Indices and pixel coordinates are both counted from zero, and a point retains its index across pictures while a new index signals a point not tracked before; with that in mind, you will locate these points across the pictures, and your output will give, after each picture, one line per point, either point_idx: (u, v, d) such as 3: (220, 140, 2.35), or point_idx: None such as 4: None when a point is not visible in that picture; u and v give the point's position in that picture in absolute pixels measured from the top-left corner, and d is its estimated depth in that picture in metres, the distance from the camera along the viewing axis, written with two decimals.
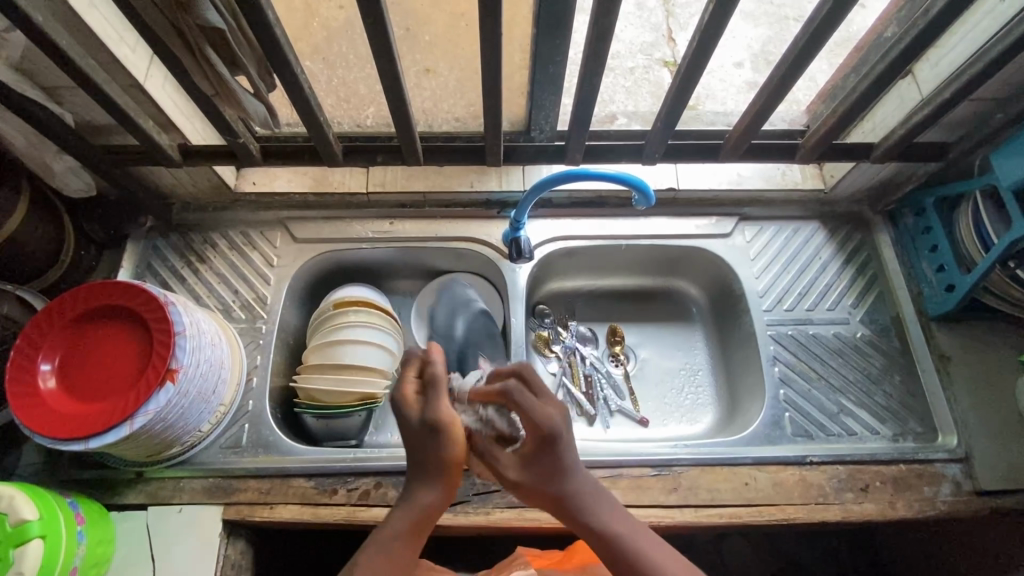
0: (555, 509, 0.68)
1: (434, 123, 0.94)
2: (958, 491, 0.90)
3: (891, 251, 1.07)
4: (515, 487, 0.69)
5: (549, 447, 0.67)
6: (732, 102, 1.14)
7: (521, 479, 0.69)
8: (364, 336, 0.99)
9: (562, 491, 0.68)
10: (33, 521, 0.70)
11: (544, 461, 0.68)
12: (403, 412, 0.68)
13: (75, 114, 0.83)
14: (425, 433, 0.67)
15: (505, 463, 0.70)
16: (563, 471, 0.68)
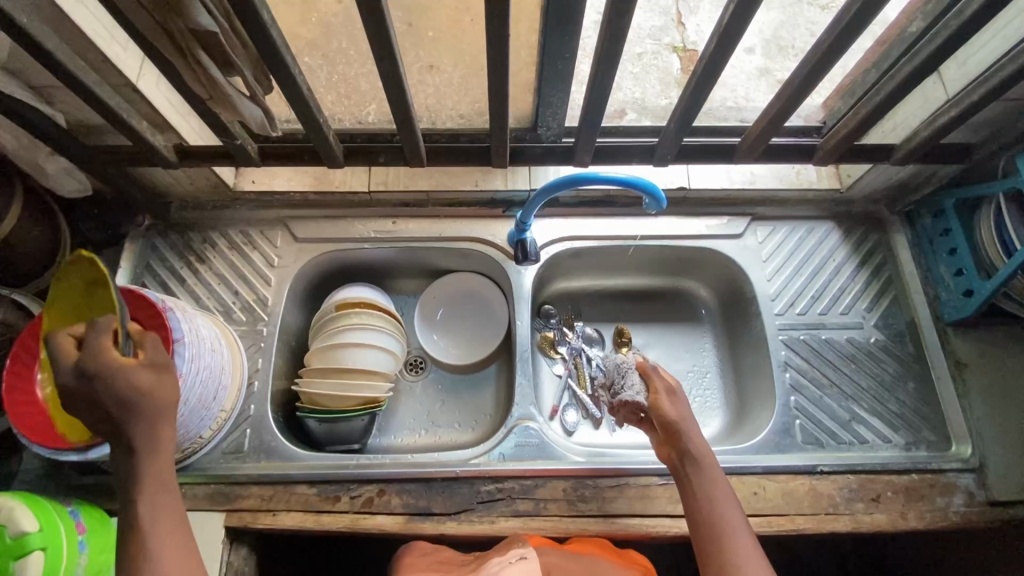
0: (686, 425, 0.76)
1: (438, 119, 0.93)
2: (971, 501, 0.88)
3: (907, 253, 1.04)
4: (665, 390, 0.80)
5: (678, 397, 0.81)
6: (744, 91, 1.06)
7: (672, 389, 0.81)
8: (367, 339, 0.97)
9: (694, 452, 0.74)
10: (32, 534, 0.70)
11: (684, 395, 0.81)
12: (68, 391, 0.59)
13: (66, 114, 0.80)
14: (114, 390, 0.58)
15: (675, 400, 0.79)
16: (700, 447, 0.75)
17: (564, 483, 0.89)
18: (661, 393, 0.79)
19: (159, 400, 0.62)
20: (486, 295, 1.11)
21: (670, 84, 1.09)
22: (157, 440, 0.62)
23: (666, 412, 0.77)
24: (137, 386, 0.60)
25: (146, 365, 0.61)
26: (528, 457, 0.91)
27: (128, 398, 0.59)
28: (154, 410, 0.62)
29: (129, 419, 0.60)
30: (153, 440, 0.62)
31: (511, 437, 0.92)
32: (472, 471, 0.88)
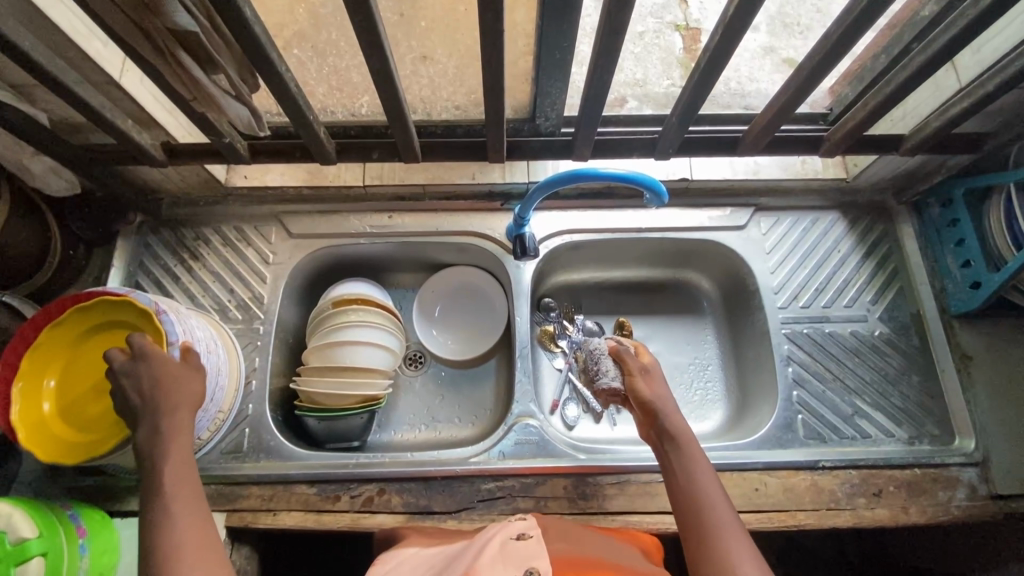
0: (663, 404, 0.74)
1: (433, 111, 0.90)
2: (973, 496, 0.88)
3: (914, 243, 1.02)
4: (640, 371, 0.79)
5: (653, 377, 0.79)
6: (746, 72, 0.97)
7: (647, 368, 0.80)
8: (365, 336, 0.96)
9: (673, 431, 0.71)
10: (32, 540, 0.70)
11: (660, 373, 0.81)
12: (119, 370, 0.66)
13: (49, 113, 0.78)
14: (159, 371, 0.67)
15: (650, 381, 0.78)
16: (676, 424, 0.72)
17: (565, 481, 0.88)
18: (637, 374, 0.79)
19: (182, 393, 0.68)
20: (484, 289, 1.10)
21: (672, 63, 0.98)
22: (180, 426, 0.66)
23: (641, 391, 0.77)
24: (173, 371, 0.68)
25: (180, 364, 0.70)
26: (528, 455, 0.90)
27: (163, 378, 0.67)
28: (180, 401, 0.68)
29: (159, 401, 0.66)
30: (177, 424, 0.66)
31: (510, 435, 0.92)
32: (472, 470, 0.88)
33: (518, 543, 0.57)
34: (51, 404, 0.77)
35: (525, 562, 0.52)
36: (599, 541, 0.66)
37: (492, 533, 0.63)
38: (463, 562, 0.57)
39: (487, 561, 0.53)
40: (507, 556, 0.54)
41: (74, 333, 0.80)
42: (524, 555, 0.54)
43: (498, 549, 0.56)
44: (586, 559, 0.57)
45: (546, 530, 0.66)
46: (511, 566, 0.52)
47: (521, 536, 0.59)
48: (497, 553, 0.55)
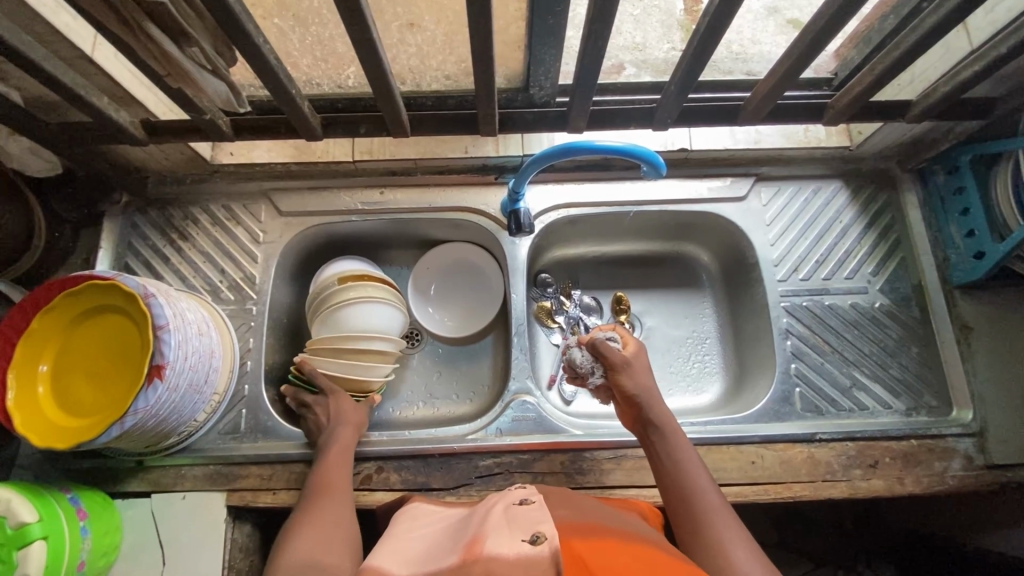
0: (647, 396, 0.76)
1: (422, 81, 0.86)
2: (969, 466, 0.88)
3: (917, 213, 1.00)
4: (620, 365, 0.78)
5: (627, 368, 0.78)
6: (748, 33, 0.88)
7: (627, 359, 0.79)
8: (374, 317, 0.93)
9: (654, 420, 0.74)
10: (34, 523, 0.70)
11: (642, 360, 0.80)
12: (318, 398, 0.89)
13: (20, 90, 0.74)
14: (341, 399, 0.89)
15: (630, 373, 0.78)
16: (660, 414, 0.75)
17: (562, 457, 0.89)
18: (619, 369, 0.78)
19: (353, 417, 0.87)
20: (479, 266, 1.08)
21: (672, 25, 0.86)
22: (348, 440, 0.84)
23: (626, 387, 0.77)
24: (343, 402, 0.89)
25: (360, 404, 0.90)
26: (526, 431, 0.91)
27: (342, 403, 0.88)
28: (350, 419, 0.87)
29: (339, 418, 0.86)
30: (346, 435, 0.84)
31: (507, 412, 0.92)
32: (470, 447, 0.88)
33: (521, 509, 0.58)
34: (45, 387, 0.77)
35: (532, 526, 0.53)
36: (600, 506, 0.67)
37: (492, 502, 0.63)
38: (470, 527, 0.58)
39: (493, 527, 0.54)
40: (514, 521, 0.55)
41: (65, 318, 0.79)
42: (529, 519, 0.55)
43: (502, 515, 0.57)
44: (591, 524, 0.57)
45: (548, 498, 0.66)
46: (519, 531, 0.52)
47: (524, 502, 0.60)
48: (503, 520, 0.56)
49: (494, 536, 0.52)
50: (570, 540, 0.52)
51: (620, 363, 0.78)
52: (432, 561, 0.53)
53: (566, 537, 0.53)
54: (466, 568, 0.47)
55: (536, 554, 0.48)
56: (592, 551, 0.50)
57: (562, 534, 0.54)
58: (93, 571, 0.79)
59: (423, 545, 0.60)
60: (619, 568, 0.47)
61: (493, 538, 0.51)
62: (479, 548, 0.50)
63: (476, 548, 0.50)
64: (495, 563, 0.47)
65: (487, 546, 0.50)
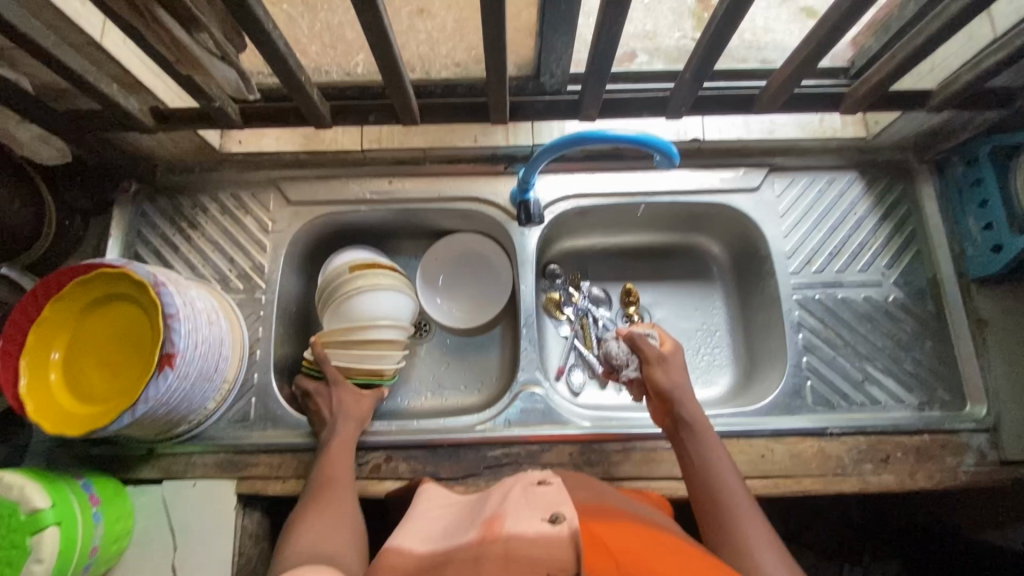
0: (680, 391, 0.77)
1: (432, 69, 0.85)
2: (982, 461, 0.87)
3: (934, 205, 0.98)
4: (657, 359, 0.79)
5: (665, 363, 0.79)
6: (761, 21, 0.83)
7: (664, 355, 0.79)
8: (389, 305, 0.93)
9: (687, 419, 0.74)
10: (47, 509, 0.71)
11: (678, 359, 0.80)
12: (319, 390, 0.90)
13: (30, 77, 0.74)
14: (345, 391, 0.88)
15: (666, 369, 0.79)
16: (693, 412, 0.74)
17: (571, 448, 0.89)
18: (654, 363, 0.78)
19: (356, 410, 0.87)
20: (487, 256, 1.08)
21: (683, 13, 0.81)
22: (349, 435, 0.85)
23: (660, 382, 0.77)
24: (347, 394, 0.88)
25: (366, 395, 0.90)
26: (534, 422, 0.90)
27: (345, 395, 0.88)
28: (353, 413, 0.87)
29: (342, 411, 0.86)
30: (349, 428, 0.85)
31: (516, 403, 0.92)
32: (479, 438, 0.88)
33: (540, 490, 0.58)
34: (57, 374, 0.77)
35: (552, 506, 0.52)
36: (615, 490, 0.67)
37: (512, 482, 0.63)
38: (489, 505, 0.58)
39: (513, 506, 0.54)
40: (533, 501, 0.55)
41: (76, 306, 0.79)
42: (549, 499, 0.55)
43: (521, 494, 0.57)
44: (608, 507, 0.57)
45: (565, 480, 0.66)
46: (538, 510, 0.52)
47: (543, 482, 0.60)
48: (522, 499, 0.56)
49: (515, 515, 0.52)
50: (589, 521, 0.52)
51: (659, 359, 0.79)
52: (451, 538, 0.53)
53: (584, 519, 0.52)
54: (486, 546, 0.48)
55: (554, 533, 0.47)
56: (610, 532, 0.50)
57: (580, 516, 0.53)
58: (105, 556, 0.80)
59: (438, 524, 0.60)
60: (637, 550, 0.47)
61: (513, 518, 0.51)
62: (499, 527, 0.50)
63: (495, 526, 0.50)
64: (515, 541, 0.47)
65: (507, 525, 0.50)
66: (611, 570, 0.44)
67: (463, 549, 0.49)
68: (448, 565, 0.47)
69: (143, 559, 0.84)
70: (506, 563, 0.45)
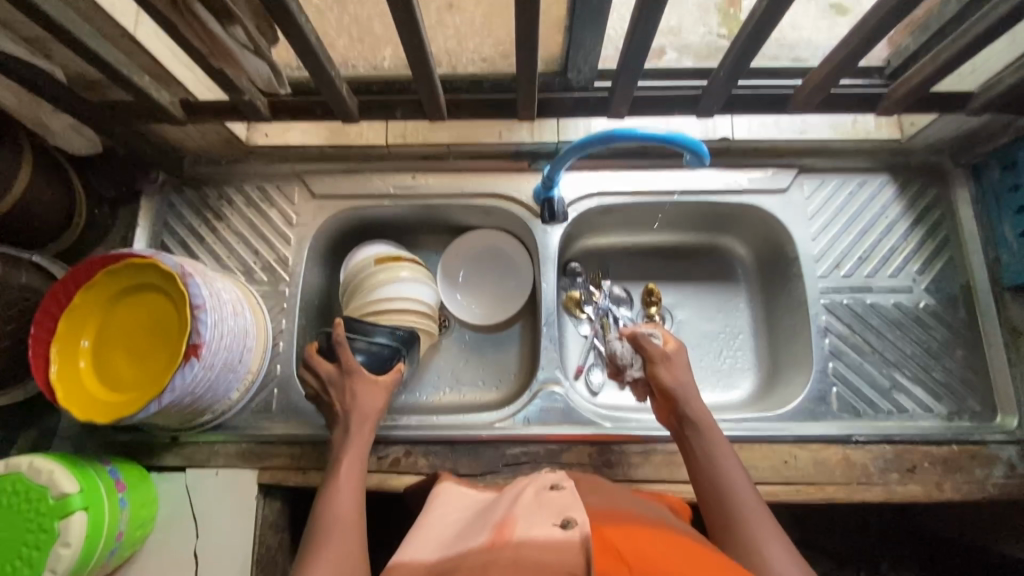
0: (684, 389, 0.75)
1: (459, 64, 0.84)
2: (1012, 474, 0.85)
3: (969, 210, 0.96)
4: (660, 357, 0.77)
5: (669, 361, 0.78)
6: (789, 20, 0.83)
7: (667, 353, 0.78)
8: (413, 295, 0.94)
9: (691, 415, 0.73)
10: (75, 494, 0.72)
11: (682, 357, 0.79)
12: (332, 380, 0.82)
13: (63, 68, 0.75)
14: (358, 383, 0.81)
15: (668, 366, 0.77)
16: (697, 410, 0.73)
17: (590, 448, 0.88)
18: (657, 361, 0.77)
19: (371, 406, 0.80)
20: (506, 252, 1.07)
21: (708, 9, 0.81)
22: (363, 435, 0.78)
23: (663, 379, 0.76)
24: (364, 387, 0.81)
25: (381, 382, 0.82)
26: (553, 421, 0.90)
27: (359, 389, 0.80)
28: (367, 411, 0.79)
29: (356, 408, 0.79)
30: (361, 431, 0.78)
31: (536, 402, 0.92)
32: (498, 435, 0.88)
33: (552, 493, 0.57)
34: (86, 361, 0.79)
35: (562, 511, 0.52)
36: (628, 494, 0.66)
37: (523, 485, 0.62)
38: (498, 509, 0.58)
39: (522, 510, 0.54)
40: (543, 505, 0.54)
41: (106, 295, 0.80)
42: (560, 503, 0.54)
43: (532, 498, 0.57)
44: (620, 512, 0.56)
45: (580, 483, 0.66)
46: (549, 515, 0.52)
47: (555, 487, 0.59)
48: (532, 504, 0.55)
49: (525, 520, 0.52)
50: (601, 526, 0.51)
51: (660, 355, 0.78)
52: (461, 542, 0.53)
53: (597, 524, 0.52)
54: (495, 553, 0.47)
55: (566, 540, 0.47)
56: (621, 536, 0.50)
57: (593, 520, 0.53)
58: (129, 542, 0.81)
59: (456, 526, 0.60)
60: (652, 554, 0.47)
61: (523, 523, 0.51)
62: (508, 532, 0.50)
63: (506, 531, 0.50)
64: (524, 549, 0.47)
65: (517, 531, 0.50)
66: (623, 573, 0.44)
67: (473, 553, 0.49)
68: (458, 571, 0.47)
69: (166, 545, 0.86)
70: (517, 569, 0.44)
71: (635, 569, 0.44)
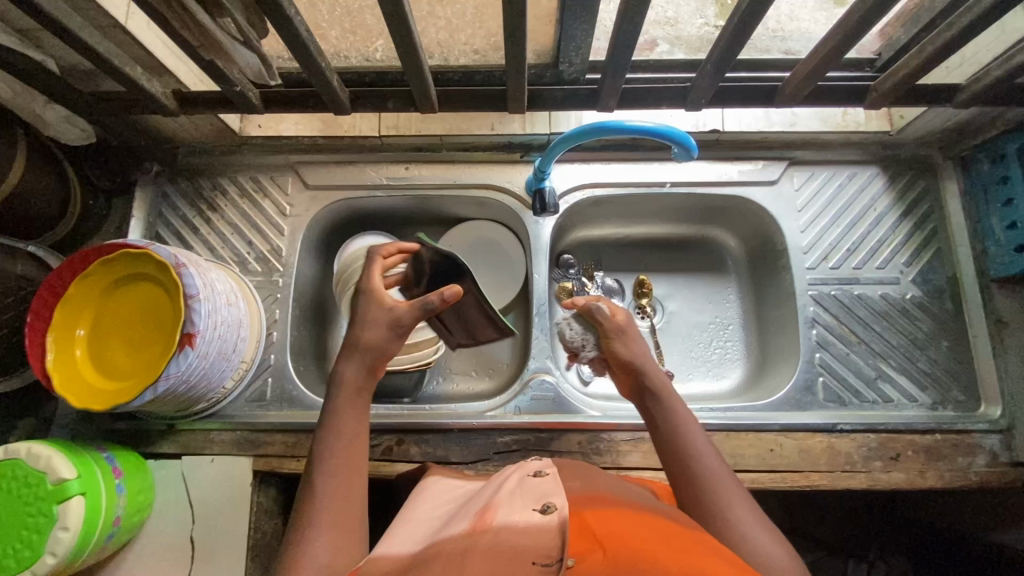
0: (643, 362, 0.74)
1: (450, 56, 0.85)
2: (994, 462, 0.87)
3: (956, 202, 0.97)
4: (615, 330, 0.76)
5: (623, 333, 0.76)
6: (787, 10, 0.83)
7: (622, 326, 0.77)
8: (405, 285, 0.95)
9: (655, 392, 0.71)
10: (72, 480, 0.73)
11: (634, 328, 0.78)
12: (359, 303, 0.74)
13: (56, 58, 0.76)
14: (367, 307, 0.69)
15: (623, 338, 0.76)
16: (660, 381, 0.72)
17: (580, 437, 0.89)
18: (613, 336, 0.76)
19: (373, 340, 0.67)
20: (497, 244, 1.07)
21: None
22: (363, 379, 0.67)
23: (621, 354, 0.75)
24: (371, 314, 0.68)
25: (388, 306, 0.69)
26: (544, 410, 0.92)
27: (364, 317, 0.68)
28: (367, 348, 0.67)
29: (355, 345, 0.67)
30: (361, 373, 0.66)
31: (527, 391, 0.93)
32: (489, 423, 0.90)
33: (535, 479, 0.59)
34: (82, 350, 0.80)
35: (543, 496, 0.54)
36: (614, 480, 0.67)
37: (509, 472, 0.64)
38: (484, 496, 0.60)
39: (505, 496, 0.56)
40: (525, 491, 0.56)
41: (102, 285, 0.81)
42: (542, 489, 0.56)
43: (516, 484, 0.58)
44: (600, 497, 0.57)
45: (565, 468, 0.68)
46: (529, 500, 0.54)
47: (539, 474, 0.60)
48: (515, 490, 0.57)
49: (506, 505, 0.53)
50: (581, 510, 0.53)
51: (612, 328, 0.76)
52: (444, 529, 0.54)
53: (577, 507, 0.54)
54: (475, 538, 0.49)
55: (544, 524, 0.49)
56: (599, 519, 0.51)
57: (573, 504, 0.54)
58: (127, 528, 0.83)
59: (444, 513, 0.61)
60: (628, 535, 0.48)
61: (505, 508, 0.53)
62: (490, 517, 0.51)
63: (486, 516, 0.52)
64: (503, 532, 0.49)
65: (498, 516, 0.51)
66: (596, 553, 0.46)
67: (455, 539, 0.51)
68: (440, 554, 0.48)
69: (162, 530, 0.88)
70: (494, 553, 0.46)
71: (608, 549, 0.46)
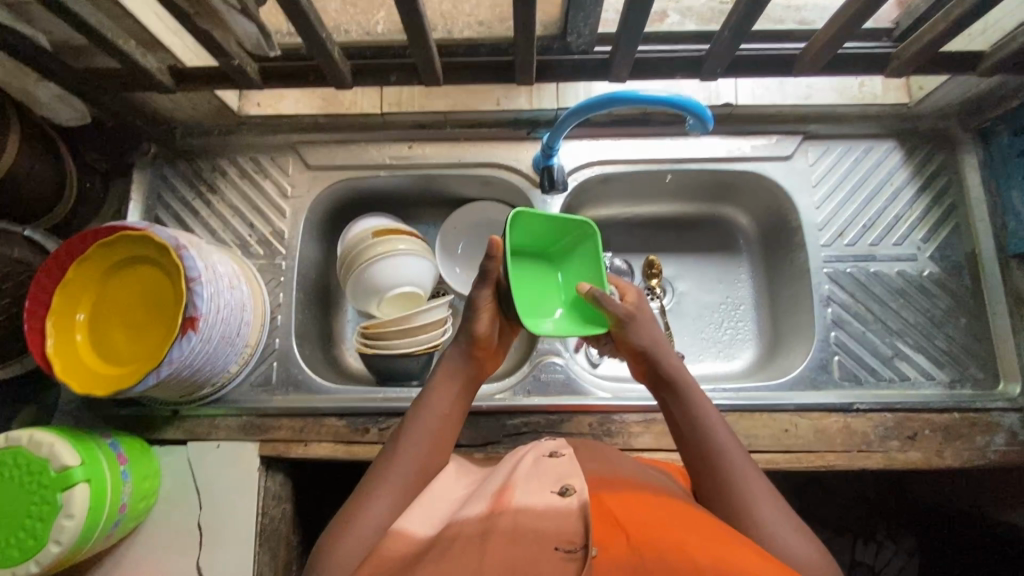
0: (658, 345, 0.68)
1: (454, 28, 0.82)
2: (1013, 441, 0.85)
3: (976, 175, 0.94)
4: (626, 317, 0.66)
5: (634, 319, 0.67)
6: None
7: (632, 312, 0.67)
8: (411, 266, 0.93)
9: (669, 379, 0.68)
10: (76, 467, 0.72)
11: (643, 306, 0.70)
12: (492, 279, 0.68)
13: (46, 33, 0.73)
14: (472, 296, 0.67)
15: (636, 325, 0.67)
16: (674, 367, 0.68)
17: (590, 419, 0.88)
18: (623, 324, 0.66)
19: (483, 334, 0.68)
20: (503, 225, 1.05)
21: None
22: (468, 369, 0.69)
23: (631, 341, 0.67)
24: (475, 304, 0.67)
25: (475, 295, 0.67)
26: (554, 392, 0.90)
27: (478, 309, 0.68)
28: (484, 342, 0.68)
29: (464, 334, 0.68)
30: (467, 363, 0.69)
31: (536, 373, 0.91)
32: (498, 406, 0.88)
33: (551, 461, 0.57)
34: (83, 335, 0.78)
35: (561, 479, 0.52)
36: (630, 461, 0.66)
37: (525, 451, 0.63)
38: (499, 476, 0.58)
39: (522, 477, 0.54)
40: (542, 473, 0.54)
41: (104, 268, 0.80)
42: (559, 472, 0.54)
43: (531, 466, 0.57)
44: (618, 478, 0.56)
45: (579, 450, 0.66)
46: (547, 482, 0.52)
47: (554, 455, 0.59)
48: (531, 471, 0.55)
49: (523, 488, 0.52)
50: (600, 493, 0.52)
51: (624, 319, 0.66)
52: (460, 511, 0.53)
53: (596, 489, 0.52)
54: (493, 521, 0.48)
55: (564, 507, 0.48)
56: (621, 504, 0.50)
57: (591, 487, 0.53)
58: (134, 513, 0.82)
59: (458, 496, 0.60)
60: (650, 521, 0.47)
61: (523, 490, 0.52)
62: (507, 499, 0.50)
63: (503, 498, 0.51)
64: (523, 516, 0.48)
65: (515, 499, 0.50)
66: (619, 539, 0.45)
67: (472, 522, 0.49)
68: (457, 538, 0.47)
69: (170, 516, 0.87)
70: (514, 538, 0.45)
71: (632, 536, 0.45)
